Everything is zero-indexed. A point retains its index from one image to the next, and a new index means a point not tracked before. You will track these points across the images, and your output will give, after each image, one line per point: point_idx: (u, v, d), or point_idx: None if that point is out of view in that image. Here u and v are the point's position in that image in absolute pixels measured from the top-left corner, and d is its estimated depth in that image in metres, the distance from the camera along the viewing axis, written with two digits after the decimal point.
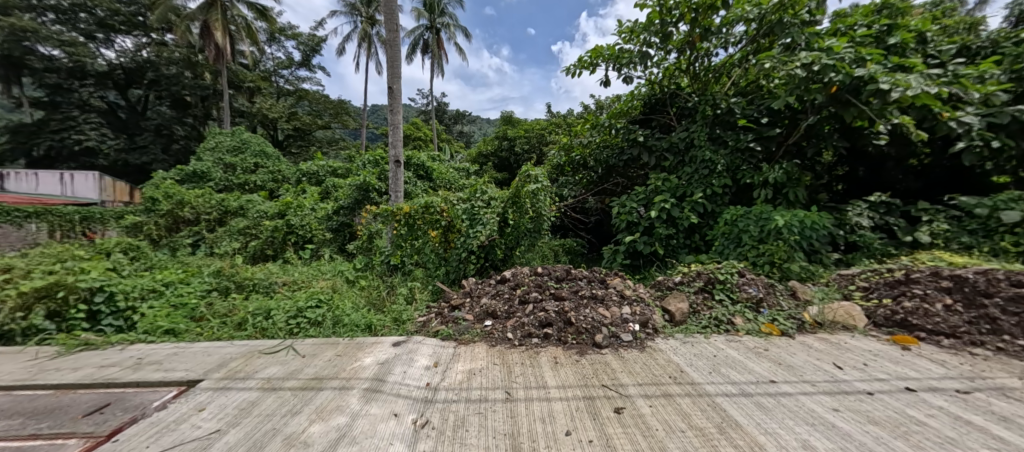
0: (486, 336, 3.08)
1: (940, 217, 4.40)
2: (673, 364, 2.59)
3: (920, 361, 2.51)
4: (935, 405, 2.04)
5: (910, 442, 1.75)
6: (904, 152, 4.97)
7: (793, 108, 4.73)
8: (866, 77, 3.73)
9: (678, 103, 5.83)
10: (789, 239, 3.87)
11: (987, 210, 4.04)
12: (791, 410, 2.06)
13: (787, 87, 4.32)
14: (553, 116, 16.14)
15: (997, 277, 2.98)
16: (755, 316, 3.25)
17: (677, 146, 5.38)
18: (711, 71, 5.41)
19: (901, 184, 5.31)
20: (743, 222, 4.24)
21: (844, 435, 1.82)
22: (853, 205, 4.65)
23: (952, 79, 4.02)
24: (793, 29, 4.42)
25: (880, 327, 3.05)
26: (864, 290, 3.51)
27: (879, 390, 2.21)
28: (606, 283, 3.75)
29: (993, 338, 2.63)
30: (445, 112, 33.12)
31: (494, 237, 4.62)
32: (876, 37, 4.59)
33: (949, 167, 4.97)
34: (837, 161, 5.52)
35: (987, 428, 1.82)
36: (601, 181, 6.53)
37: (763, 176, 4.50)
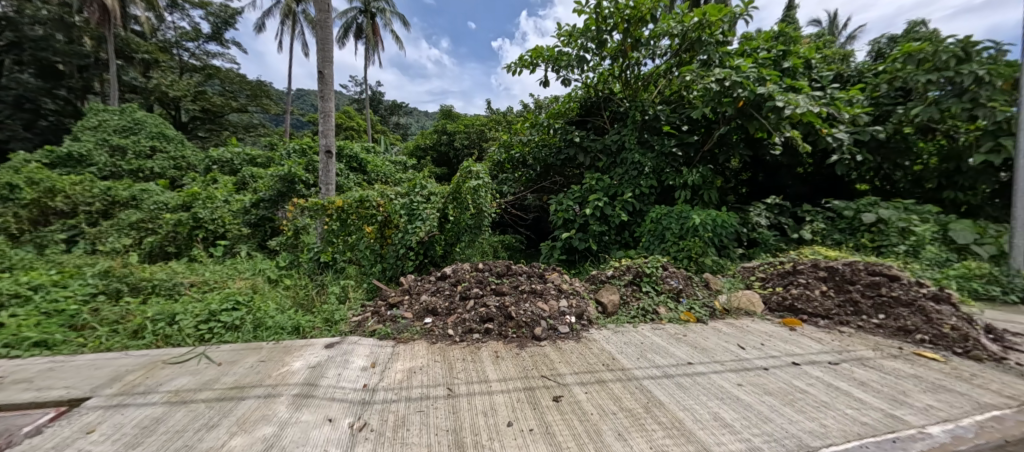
0: (425, 333, 3.00)
1: (819, 217, 5.16)
2: (605, 352, 2.75)
3: (801, 338, 2.94)
4: (814, 376, 2.41)
5: (796, 408, 2.07)
6: (793, 161, 5.63)
7: (709, 118, 5.28)
8: (766, 94, 4.24)
9: (612, 107, 6.15)
10: (704, 235, 4.27)
11: (852, 212, 4.85)
12: (704, 387, 2.29)
13: (704, 100, 4.74)
14: (494, 113, 16.23)
15: (860, 267, 3.58)
16: (676, 305, 3.57)
17: (610, 148, 5.69)
18: (641, 80, 5.73)
19: (792, 189, 6.17)
20: (666, 220, 4.60)
21: (745, 406, 2.09)
22: (754, 206, 5.29)
23: (831, 101, 4.74)
24: (710, 47, 4.91)
25: (774, 311, 3.50)
26: (762, 280, 4.00)
27: (774, 366, 2.55)
28: (545, 278, 3.86)
29: (856, 318, 3.16)
30: (381, 102, 31.60)
31: (433, 233, 4.54)
32: (774, 60, 5.21)
33: (828, 176, 5.89)
34: (744, 167, 6.19)
35: (850, 391, 2.21)
36: (540, 179, 6.70)
37: (684, 178, 4.93)
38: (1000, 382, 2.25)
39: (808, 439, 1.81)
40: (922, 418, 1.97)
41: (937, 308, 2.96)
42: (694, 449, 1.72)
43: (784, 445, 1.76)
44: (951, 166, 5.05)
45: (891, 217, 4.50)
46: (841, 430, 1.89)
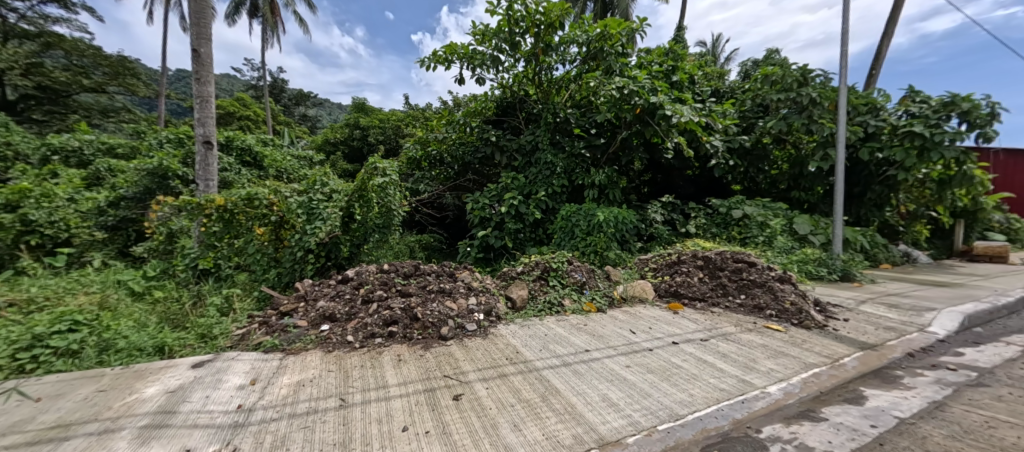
0: (321, 342, 2.85)
1: (702, 213, 5.95)
2: (511, 347, 2.92)
3: (681, 320, 3.39)
4: (688, 352, 2.85)
5: (670, 381, 2.44)
6: (683, 165, 6.43)
7: (613, 123, 5.78)
8: (658, 103, 4.79)
9: (527, 109, 6.35)
10: (607, 231, 4.64)
11: (727, 209, 5.75)
12: (597, 371, 2.57)
13: (608, 106, 5.19)
14: (413, 108, 15.71)
15: (728, 256, 4.24)
16: (579, 296, 3.85)
17: (525, 148, 5.93)
18: (553, 83, 6.00)
19: (683, 189, 6.95)
20: (575, 217, 4.92)
21: (630, 385, 2.39)
22: (652, 205, 5.92)
23: (710, 113, 5.52)
24: (611, 58, 5.40)
25: (662, 297, 3.95)
26: (653, 270, 4.47)
27: (657, 347, 2.94)
28: (455, 276, 3.93)
29: (724, 299, 3.74)
30: (286, 91, 28.69)
31: (336, 233, 4.33)
32: (665, 73, 5.87)
33: (708, 180, 6.86)
34: (645, 169, 6.77)
35: (714, 363, 2.69)
36: (458, 177, 6.76)
37: (591, 178, 5.38)
38: (816, 346, 2.91)
39: (677, 408, 2.15)
40: (764, 379, 2.48)
41: (780, 287, 3.66)
42: (583, 430, 1.88)
43: (657, 415, 2.06)
44: (796, 171, 6.23)
45: (752, 214, 5.47)
46: (704, 397, 2.28)
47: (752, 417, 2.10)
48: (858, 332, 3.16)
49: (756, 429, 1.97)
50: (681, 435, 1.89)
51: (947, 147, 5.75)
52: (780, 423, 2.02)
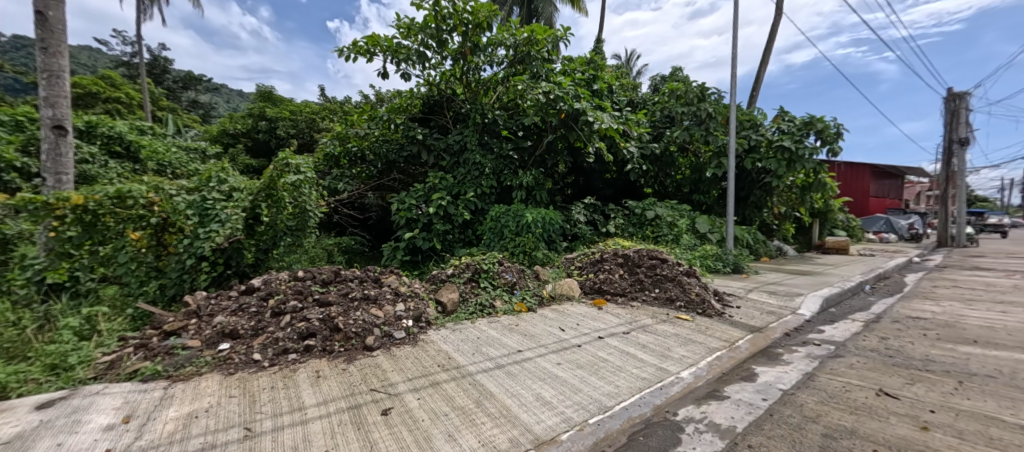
0: (219, 364, 2.48)
1: (620, 213, 6.44)
2: (442, 353, 2.84)
3: (604, 315, 3.62)
4: (612, 345, 3.05)
5: (598, 375, 2.60)
6: (602, 168, 6.92)
7: (539, 127, 6.04)
8: (581, 110, 5.17)
9: (455, 108, 6.31)
10: (535, 231, 4.77)
11: (642, 209, 6.34)
12: (530, 371, 2.62)
13: (535, 109, 5.41)
14: (330, 100, 14.47)
15: (645, 253, 4.64)
16: (510, 297, 3.90)
17: (453, 148, 5.84)
18: (480, 84, 6.00)
19: (603, 191, 7.42)
20: (504, 218, 4.97)
21: (562, 382, 2.49)
22: (576, 206, 6.27)
23: (626, 122, 6.07)
24: (537, 63, 5.63)
25: (587, 294, 4.17)
26: (579, 268, 4.70)
27: (585, 342, 3.09)
28: (380, 282, 3.74)
29: (641, 293, 4.09)
30: (174, 72, 24.63)
31: (237, 236, 3.91)
32: (586, 81, 6.26)
33: (623, 184, 7.46)
34: (568, 172, 7.09)
35: (635, 353, 2.91)
36: (381, 176, 6.50)
37: (520, 179, 5.54)
38: (717, 331, 3.32)
39: (606, 400, 2.30)
40: (678, 365, 2.75)
41: (687, 280, 4.13)
42: (519, 432, 1.89)
43: (588, 409, 2.18)
44: (696, 177, 7.19)
45: (661, 215, 6.12)
46: (628, 388, 2.47)
47: (669, 402, 2.36)
48: (748, 317, 3.67)
49: (674, 412, 2.26)
50: (611, 426, 2.03)
51: (807, 159, 6.99)
52: (693, 405, 2.33)
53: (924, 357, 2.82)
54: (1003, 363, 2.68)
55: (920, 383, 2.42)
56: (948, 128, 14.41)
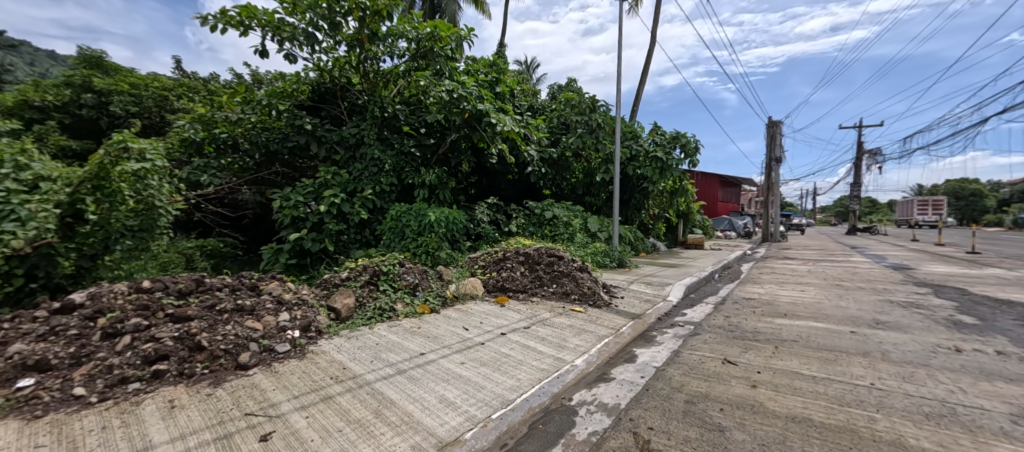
0: (19, 404, 1.81)
1: (521, 213, 6.77)
2: (335, 363, 2.60)
3: (507, 312, 3.74)
4: (513, 339, 3.17)
5: (501, 371, 2.67)
6: (505, 169, 7.14)
7: (441, 125, 5.98)
8: (484, 111, 5.39)
9: (349, 98, 5.93)
10: (438, 231, 4.74)
11: (541, 209, 6.73)
12: (432, 374, 2.56)
13: (438, 107, 5.44)
14: (188, 75, 12.06)
15: (546, 251, 4.90)
16: (412, 299, 3.78)
17: (348, 141, 5.49)
18: (379, 75, 5.84)
19: (505, 192, 7.71)
20: (405, 217, 4.82)
21: (464, 381, 2.50)
22: (480, 206, 6.36)
23: (526, 126, 6.58)
24: (440, 59, 5.63)
25: (490, 292, 4.27)
26: (483, 266, 4.78)
27: (488, 340, 3.15)
28: (259, 289, 3.28)
29: (540, 289, 4.34)
30: None
31: (48, 239, 3.01)
32: (490, 83, 6.43)
33: (523, 186, 7.80)
34: (472, 172, 7.20)
35: (535, 347, 3.07)
36: (258, 169, 5.80)
37: (421, 178, 5.46)
38: (606, 320, 3.68)
39: (508, 394, 2.38)
40: (573, 354, 2.98)
41: (580, 275, 4.55)
42: (421, 437, 1.83)
43: (491, 405, 2.22)
44: (587, 180, 8.09)
45: (558, 217, 6.55)
46: (528, 379, 2.60)
47: (565, 389, 2.55)
48: (630, 306, 4.17)
49: (568, 398, 2.45)
50: (512, 419, 2.11)
51: (674, 168, 8.37)
52: (584, 389, 2.57)
53: (753, 329, 3.57)
54: (800, 329, 3.55)
55: (751, 350, 3.04)
56: (769, 149, 18.46)
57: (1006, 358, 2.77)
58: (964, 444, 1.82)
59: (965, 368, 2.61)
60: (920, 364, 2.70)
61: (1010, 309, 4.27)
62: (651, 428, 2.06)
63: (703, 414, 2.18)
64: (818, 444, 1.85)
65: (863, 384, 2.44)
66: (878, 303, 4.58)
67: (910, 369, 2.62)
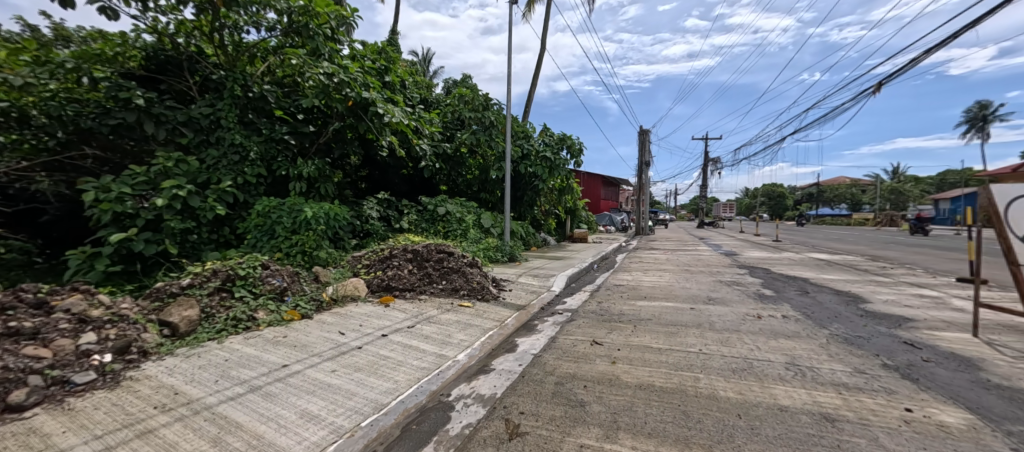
0: None
1: (413, 211, 7.40)
2: (165, 388, 2.13)
3: (392, 312, 3.80)
4: (394, 341, 3.11)
5: (377, 374, 2.52)
6: (397, 164, 8.04)
7: (320, 113, 6.60)
8: (370, 100, 6.08)
9: (202, 71, 5.90)
10: (316, 228, 4.73)
11: (433, 206, 7.48)
12: (295, 387, 2.28)
13: (316, 92, 5.82)
14: None
15: (433, 247, 5.21)
16: (278, 306, 3.53)
17: (198, 123, 5.33)
18: (243, 49, 6.03)
19: (397, 186, 8.72)
20: (275, 213, 4.74)
21: (333, 390, 2.28)
22: (367, 202, 6.70)
23: (417, 118, 7.53)
24: (317, 36, 5.94)
25: (373, 291, 4.35)
26: (366, 266, 4.83)
27: (366, 343, 3.03)
28: (50, 307, 2.54)
29: (429, 286, 4.63)
30: None
31: None
32: (378, 71, 7.19)
33: (415, 183, 9.02)
34: (361, 166, 8.00)
35: (417, 345, 3.05)
36: (57, 150, 4.73)
37: (298, 170, 5.75)
38: (492, 313, 3.95)
39: (383, 398, 2.24)
40: (455, 350, 3.03)
41: (470, 271, 4.98)
42: None
43: (361, 413, 2.05)
44: (482, 177, 9.49)
45: (451, 212, 7.38)
46: (407, 380, 2.49)
47: (444, 385, 2.51)
48: (517, 297, 4.58)
49: (446, 393, 2.41)
50: (383, 424, 1.97)
51: (559, 168, 9.52)
52: (464, 383, 2.57)
53: (619, 311, 4.08)
54: (656, 308, 4.16)
55: (615, 330, 3.46)
56: (641, 153, 21.45)
57: (787, 320, 3.68)
58: (755, 389, 2.32)
59: (762, 330, 3.38)
60: (733, 330, 3.40)
61: (793, 282, 5.71)
62: (521, 412, 2.13)
63: (569, 393, 2.36)
64: (656, 406, 2.14)
65: (693, 350, 2.95)
66: (711, 283, 5.68)
67: (727, 334, 3.27)
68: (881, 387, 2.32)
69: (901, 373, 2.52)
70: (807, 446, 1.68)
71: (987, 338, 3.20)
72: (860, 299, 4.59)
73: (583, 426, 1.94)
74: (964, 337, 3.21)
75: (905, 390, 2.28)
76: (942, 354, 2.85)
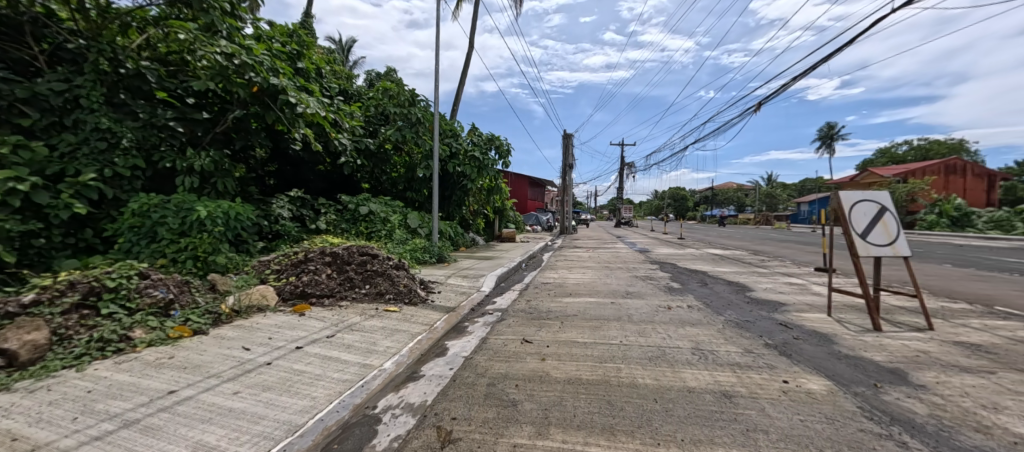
0: None
1: (331, 210, 7.11)
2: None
3: (307, 321, 3.48)
4: (311, 353, 2.84)
5: (290, 392, 2.24)
6: (313, 158, 7.79)
7: (219, 98, 6.02)
8: (279, 86, 5.67)
9: (51, 38, 4.93)
10: (213, 230, 4.19)
11: (354, 205, 7.27)
12: (187, 415, 1.88)
13: (211, 73, 5.29)
14: None
15: (355, 249, 4.89)
16: (163, 322, 3.03)
17: (48, 102, 4.44)
18: (113, 15, 5.16)
19: (312, 183, 8.46)
20: (159, 213, 4.08)
21: (237, 414, 1.94)
22: (277, 201, 6.26)
23: (336, 111, 7.17)
24: (213, 13, 5.32)
25: (286, 300, 3.98)
26: (276, 273, 4.46)
27: (276, 358, 2.71)
28: None
29: (351, 292, 4.38)
30: None
31: None
32: (289, 56, 6.79)
33: (335, 179, 8.75)
34: (269, 159, 7.52)
35: (338, 356, 2.82)
36: None
37: (188, 162, 5.17)
38: (421, 317, 3.85)
39: (298, 418, 1.96)
40: (382, 358, 2.85)
41: (395, 273, 4.76)
42: None
43: (271, 437, 1.74)
44: (408, 175, 9.47)
45: (374, 211, 7.25)
46: (326, 396, 2.25)
47: (369, 397, 2.32)
48: (447, 299, 4.53)
49: (372, 406, 2.23)
50: (297, 447, 1.69)
51: (488, 168, 9.75)
52: (391, 393, 2.41)
53: (547, 308, 4.22)
54: (580, 305, 4.37)
55: (544, 328, 3.56)
56: (564, 157, 22.64)
57: (692, 310, 4.11)
58: (668, 374, 2.54)
59: (672, 320, 3.74)
60: (649, 321, 3.71)
61: (695, 275, 6.44)
62: (453, 418, 2.06)
63: (501, 393, 2.34)
64: (584, 398, 2.22)
65: (616, 343, 3.14)
66: (629, 278, 6.16)
67: (644, 325, 3.56)
68: (765, 363, 2.70)
69: (779, 350, 2.97)
70: (711, 422, 1.87)
71: (837, 317, 3.93)
72: (746, 288, 5.34)
73: (516, 425, 1.93)
74: (822, 317, 3.91)
75: (783, 364, 2.68)
76: (808, 332, 3.42)
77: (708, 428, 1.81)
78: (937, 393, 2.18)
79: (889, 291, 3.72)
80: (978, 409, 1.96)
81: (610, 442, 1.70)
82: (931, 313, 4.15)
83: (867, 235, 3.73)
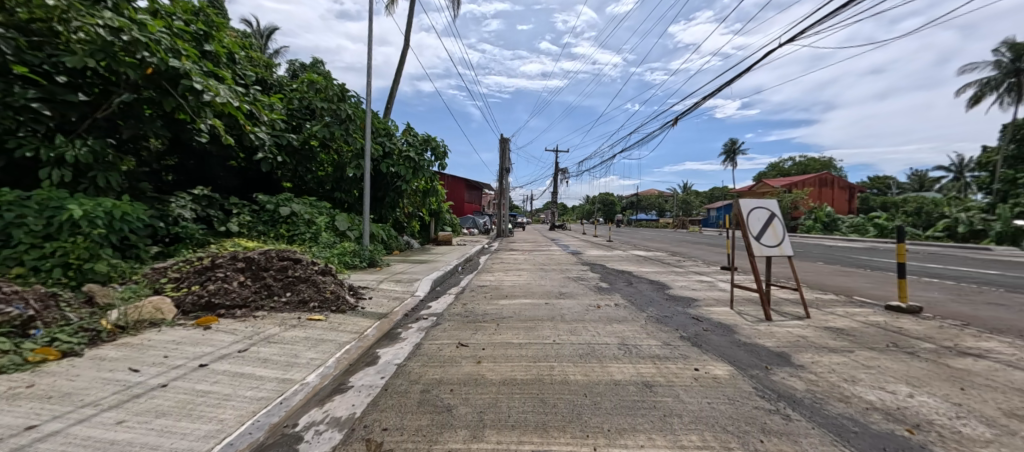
0: None
1: (245, 210, 6.50)
2: None
3: (214, 335, 3.11)
4: (219, 371, 2.53)
5: (191, 415, 1.97)
6: (222, 152, 7.10)
7: (102, 79, 5.20)
8: (180, 70, 5.07)
9: None
10: (90, 233, 3.64)
11: (273, 205, 6.74)
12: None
13: (88, 47, 4.53)
14: None
15: (272, 255, 4.61)
16: (19, 343, 2.46)
17: None
18: None
19: (222, 180, 7.69)
20: (12, 211, 3.42)
21: (122, 445, 1.63)
22: (177, 199, 5.57)
23: (253, 102, 6.60)
24: None
25: (188, 313, 3.51)
26: (175, 282, 3.97)
27: (174, 378, 2.37)
28: None
29: (268, 301, 4.01)
30: None
31: None
32: (193, 37, 6.09)
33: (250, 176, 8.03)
34: (167, 152, 6.66)
35: (252, 372, 2.55)
36: None
37: (56, 151, 4.40)
38: (350, 325, 3.64)
39: (201, 444, 1.71)
40: (304, 372, 2.63)
41: (321, 280, 4.50)
42: None
43: None
44: (338, 174, 8.99)
45: (297, 211, 6.79)
46: (238, 418, 2.01)
47: (288, 415, 2.11)
48: (379, 306, 4.34)
49: (293, 424, 2.03)
50: None
51: (425, 169, 9.58)
52: (315, 408, 2.23)
53: (483, 311, 4.24)
54: (516, 306, 4.45)
55: (480, 330, 3.58)
56: (502, 161, 22.99)
57: (618, 308, 4.38)
58: (597, 369, 2.68)
59: (601, 318, 3.96)
60: (581, 319, 3.90)
61: (622, 275, 6.91)
62: (384, 429, 1.96)
63: (436, 399, 2.29)
64: (518, 398, 2.26)
65: (549, 342, 3.24)
66: (562, 279, 6.40)
67: (575, 324, 3.73)
68: (679, 354, 2.98)
69: (691, 341, 3.28)
70: (633, 411, 2.01)
71: (739, 309, 4.46)
72: (665, 286, 5.84)
73: (450, 431, 1.90)
74: (727, 310, 4.41)
75: (694, 354, 2.97)
76: (716, 324, 3.83)
77: (630, 417, 1.94)
78: (813, 371, 2.57)
79: (779, 286, 4.30)
80: (842, 382, 2.35)
81: (542, 438, 1.75)
82: (808, 303, 4.92)
83: (761, 238, 4.29)
